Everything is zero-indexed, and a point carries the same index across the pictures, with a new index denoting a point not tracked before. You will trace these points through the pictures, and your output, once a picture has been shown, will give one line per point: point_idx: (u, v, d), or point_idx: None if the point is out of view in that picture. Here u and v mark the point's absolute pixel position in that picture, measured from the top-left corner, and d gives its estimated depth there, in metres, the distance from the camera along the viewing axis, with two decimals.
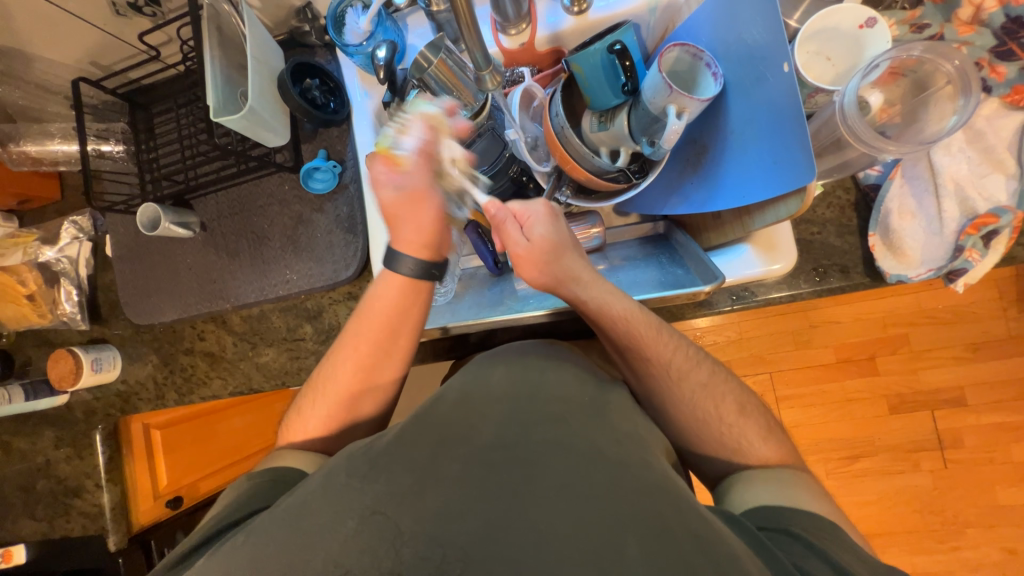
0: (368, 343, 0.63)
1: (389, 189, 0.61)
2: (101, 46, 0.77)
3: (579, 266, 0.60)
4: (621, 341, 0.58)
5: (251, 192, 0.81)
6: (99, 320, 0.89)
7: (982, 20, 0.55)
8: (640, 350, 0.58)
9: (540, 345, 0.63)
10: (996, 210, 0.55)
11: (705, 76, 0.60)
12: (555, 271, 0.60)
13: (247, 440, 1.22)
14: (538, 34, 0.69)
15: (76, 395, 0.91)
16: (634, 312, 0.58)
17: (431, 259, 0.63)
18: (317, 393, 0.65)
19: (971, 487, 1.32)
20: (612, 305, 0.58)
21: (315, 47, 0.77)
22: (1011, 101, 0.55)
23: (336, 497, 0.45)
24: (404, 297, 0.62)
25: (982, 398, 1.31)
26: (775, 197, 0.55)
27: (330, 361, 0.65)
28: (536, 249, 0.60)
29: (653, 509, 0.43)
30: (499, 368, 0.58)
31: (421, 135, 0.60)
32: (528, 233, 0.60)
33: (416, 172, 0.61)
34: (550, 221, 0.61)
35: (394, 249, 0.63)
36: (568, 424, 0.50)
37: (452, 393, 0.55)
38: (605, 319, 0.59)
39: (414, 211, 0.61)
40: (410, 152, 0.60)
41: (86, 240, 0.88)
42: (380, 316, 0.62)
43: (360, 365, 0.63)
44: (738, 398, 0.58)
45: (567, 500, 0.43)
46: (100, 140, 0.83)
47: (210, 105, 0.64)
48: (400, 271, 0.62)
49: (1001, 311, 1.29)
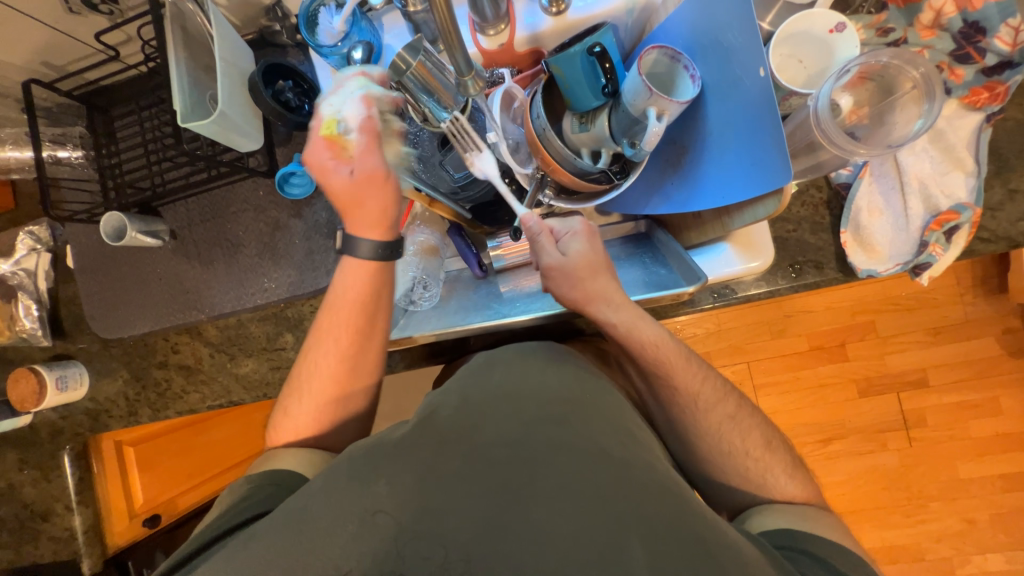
0: (347, 332, 0.61)
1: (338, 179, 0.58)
2: (55, 46, 0.73)
3: (610, 286, 0.60)
4: (645, 361, 0.59)
5: (223, 199, 0.78)
6: (63, 335, 0.84)
7: (942, 25, 0.57)
8: (661, 372, 0.59)
9: (552, 347, 0.62)
10: (957, 207, 0.57)
11: (683, 78, 0.61)
12: (584, 288, 0.59)
13: (225, 452, 1.15)
14: (517, 35, 0.68)
15: (40, 415, 0.86)
16: (663, 339, 0.59)
17: (386, 238, 0.60)
18: (301, 390, 0.63)
19: (934, 463, 1.40)
20: (641, 329, 0.59)
21: (287, 47, 0.75)
22: (969, 102, 0.58)
23: (330, 509, 0.45)
24: (372, 280, 0.61)
25: (943, 379, 1.39)
26: (753, 198, 0.56)
27: (307, 353, 0.63)
28: (569, 266, 0.59)
29: (651, 504, 0.44)
30: (500, 371, 0.56)
31: (364, 111, 0.57)
32: (563, 248, 0.60)
33: (363, 151, 0.57)
34: (586, 240, 0.61)
35: (349, 234, 0.60)
36: (572, 424, 0.49)
37: (451, 401, 0.53)
38: (634, 344, 0.59)
39: (366, 196, 0.58)
40: (356, 133, 0.57)
41: (45, 251, 0.84)
42: (353, 302, 0.61)
43: (342, 357, 0.62)
44: (725, 389, 0.59)
45: (564, 497, 0.44)
46: (56, 146, 0.78)
47: (177, 110, 0.62)
48: (360, 255, 0.60)
49: (959, 296, 1.36)
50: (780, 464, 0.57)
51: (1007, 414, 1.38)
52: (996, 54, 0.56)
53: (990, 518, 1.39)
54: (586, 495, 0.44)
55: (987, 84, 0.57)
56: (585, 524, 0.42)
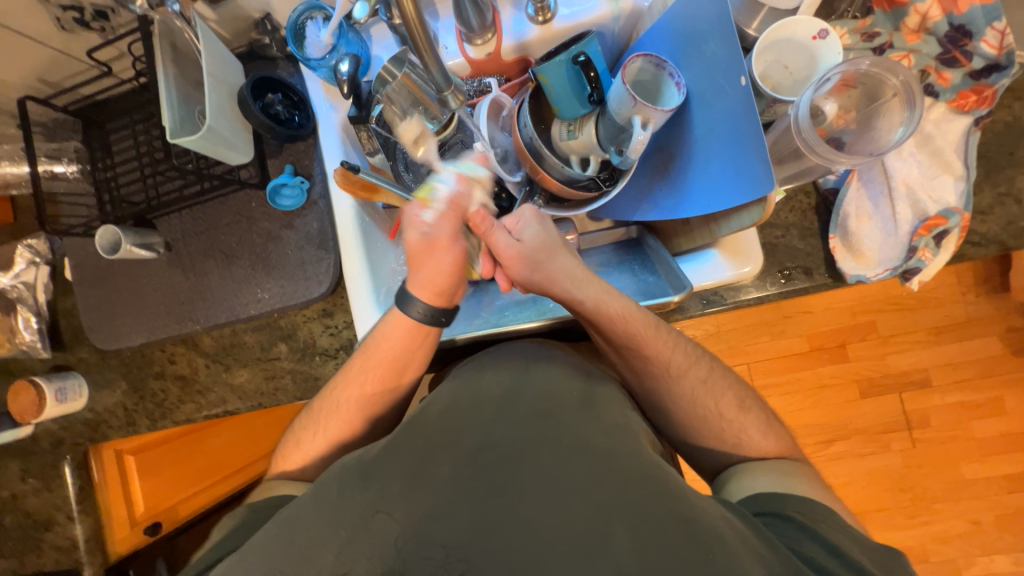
0: (373, 380, 0.62)
1: (416, 232, 0.59)
2: (50, 62, 0.74)
3: (571, 265, 0.58)
4: (616, 337, 0.57)
5: (216, 211, 0.78)
6: (62, 346, 0.85)
7: (928, 28, 0.57)
8: (636, 346, 0.57)
9: (530, 345, 0.61)
10: (945, 212, 0.57)
11: (669, 85, 0.61)
12: (546, 271, 0.58)
13: (224, 458, 1.20)
14: (504, 44, 0.69)
15: (41, 426, 0.87)
16: (631, 311, 0.56)
17: (442, 306, 0.60)
18: (317, 425, 0.63)
19: (937, 464, 1.38)
20: (609, 303, 0.56)
21: (277, 60, 0.75)
22: (957, 105, 0.57)
23: (318, 517, 0.45)
24: (413, 339, 0.61)
25: (945, 378, 1.37)
26: (739, 205, 0.56)
27: (329, 394, 0.63)
28: (525, 252, 0.58)
29: (640, 495, 0.43)
30: (486, 369, 0.56)
31: (457, 188, 0.60)
32: (518, 235, 0.59)
33: (444, 219, 0.58)
34: (539, 222, 0.60)
35: (407, 291, 0.60)
36: (557, 418, 0.50)
37: (441, 401, 0.53)
38: (602, 319, 0.57)
39: (435, 256, 0.59)
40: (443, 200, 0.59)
41: (44, 264, 0.85)
42: (387, 355, 0.61)
43: (361, 401, 0.62)
44: (717, 384, 0.58)
45: (549, 494, 0.44)
46: (51, 161, 0.80)
47: (167, 126, 0.63)
48: (410, 314, 0.59)
49: (961, 295, 1.35)
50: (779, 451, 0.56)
51: (1011, 414, 1.37)
52: (982, 57, 0.56)
53: (995, 519, 1.38)
54: (571, 489, 0.44)
55: (974, 87, 0.57)
56: (572, 516, 0.42)
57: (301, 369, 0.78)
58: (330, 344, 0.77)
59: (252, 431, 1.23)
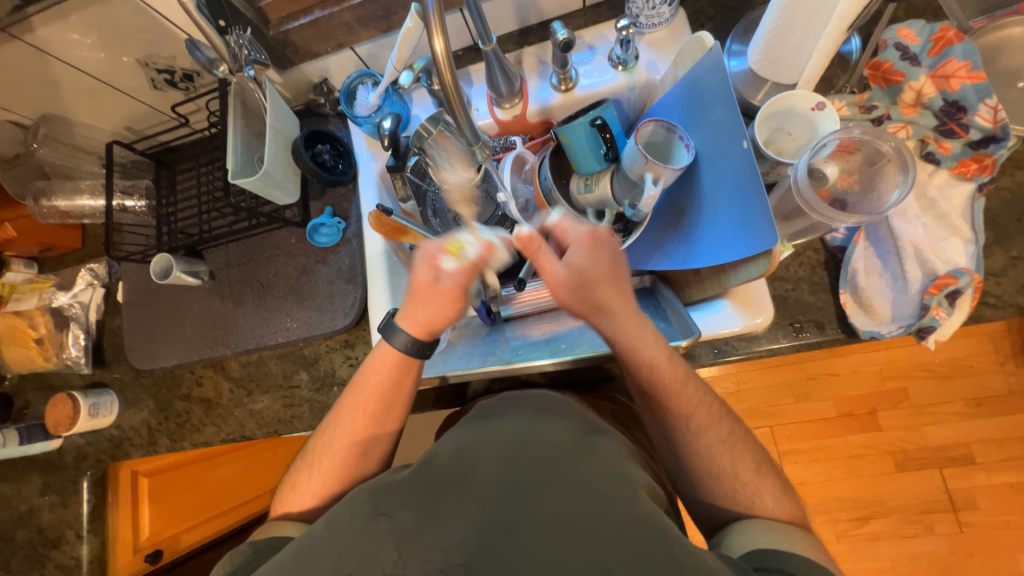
0: (361, 415, 0.64)
1: (428, 272, 0.61)
2: (138, 114, 0.86)
3: (614, 299, 0.59)
4: (641, 377, 0.58)
5: (259, 245, 0.86)
6: (102, 364, 0.91)
7: (923, 103, 0.61)
8: (659, 390, 0.57)
9: (542, 399, 0.60)
10: (954, 272, 0.58)
11: (679, 147, 0.66)
12: (591, 302, 0.58)
13: (234, 487, 1.22)
14: (530, 108, 0.77)
15: (69, 440, 0.90)
16: (661, 357, 0.57)
17: (426, 341, 0.64)
18: (313, 467, 0.64)
19: (990, 554, 1.25)
20: (642, 344, 0.57)
21: (328, 116, 0.86)
22: (959, 172, 0.60)
23: (330, 549, 0.47)
24: (399, 371, 0.64)
25: (990, 456, 1.28)
26: (746, 257, 0.58)
27: (324, 431, 0.65)
28: (572, 285, 0.58)
29: (643, 544, 0.43)
30: (492, 420, 0.56)
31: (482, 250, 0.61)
32: (566, 260, 0.59)
33: (460, 275, 0.60)
34: (588, 251, 0.59)
35: (395, 322, 0.63)
36: (563, 464, 0.50)
37: (448, 449, 0.53)
38: (632, 357, 0.58)
39: (438, 305, 0.61)
40: (467, 259, 0.60)
41: (100, 286, 0.93)
42: (376, 388, 0.64)
43: (355, 438, 0.63)
44: (731, 439, 0.58)
45: (554, 535, 0.45)
46: (125, 196, 0.89)
47: (230, 168, 0.71)
48: (394, 344, 0.63)
49: (999, 365, 1.28)
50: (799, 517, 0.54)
51: None
52: (980, 130, 0.59)
53: None
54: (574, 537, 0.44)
55: (974, 156, 0.59)
56: (576, 562, 0.43)
57: (318, 399, 0.81)
58: (348, 374, 0.80)
59: (260, 464, 1.26)
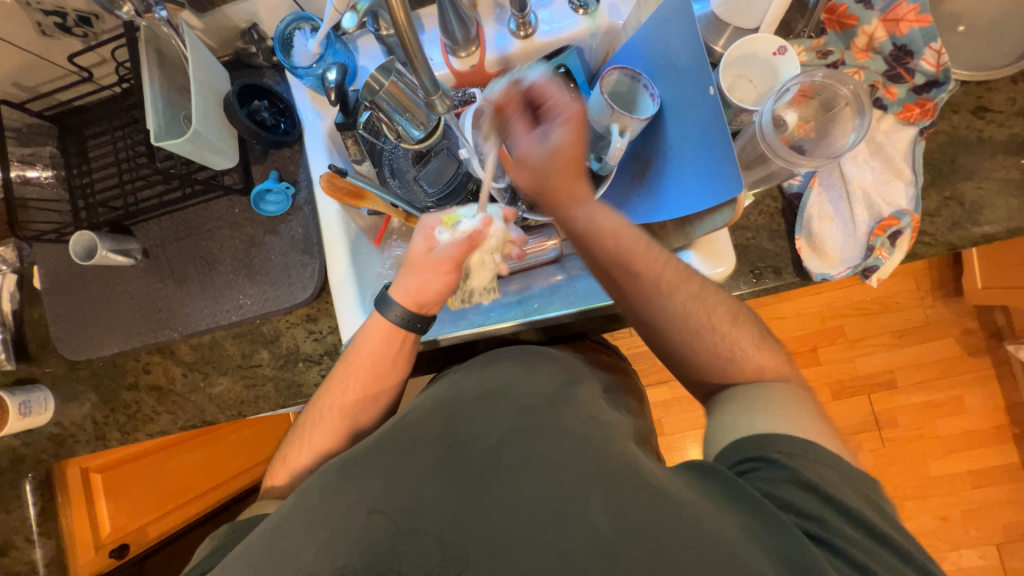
0: (355, 387, 0.62)
1: (424, 242, 0.61)
2: (27, 66, 0.73)
3: (578, 181, 0.59)
4: (605, 250, 0.58)
5: (198, 217, 0.77)
6: (27, 358, 0.81)
7: (875, 48, 0.63)
8: (624, 260, 0.58)
9: (520, 350, 0.62)
10: (897, 214, 0.61)
11: (644, 96, 0.66)
12: (554, 181, 0.58)
13: (200, 476, 1.15)
14: (487, 57, 0.71)
15: (1, 443, 0.82)
16: (620, 227, 0.58)
17: (419, 312, 0.61)
18: (302, 441, 0.62)
19: (907, 463, 1.44)
20: (601, 217, 0.58)
21: (263, 68, 0.76)
22: (904, 117, 0.63)
23: (314, 518, 0.45)
24: (388, 343, 0.61)
25: (909, 379, 1.44)
26: (711, 207, 0.59)
27: (314, 405, 0.63)
28: (547, 152, 0.57)
29: (625, 477, 0.45)
30: (470, 373, 0.58)
31: (477, 226, 0.60)
32: (543, 136, 0.58)
33: (454, 246, 0.60)
34: (571, 128, 0.57)
35: (387, 295, 0.61)
36: (544, 412, 0.52)
37: (425, 403, 0.55)
38: (592, 233, 0.58)
39: (430, 275, 0.60)
40: (463, 232, 0.60)
41: (11, 272, 0.82)
42: (366, 361, 0.62)
43: (346, 411, 0.62)
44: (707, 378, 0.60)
45: (540, 480, 0.46)
46: (24, 166, 0.77)
47: (152, 129, 0.64)
48: (387, 315, 0.61)
49: (920, 299, 1.42)
50: None
51: (971, 412, 1.43)
52: (924, 74, 0.62)
53: (962, 515, 1.43)
54: (562, 482, 0.46)
55: (917, 101, 0.62)
56: (567, 507, 0.44)
57: (282, 377, 0.77)
58: (314, 350, 0.76)
59: (228, 448, 1.19)
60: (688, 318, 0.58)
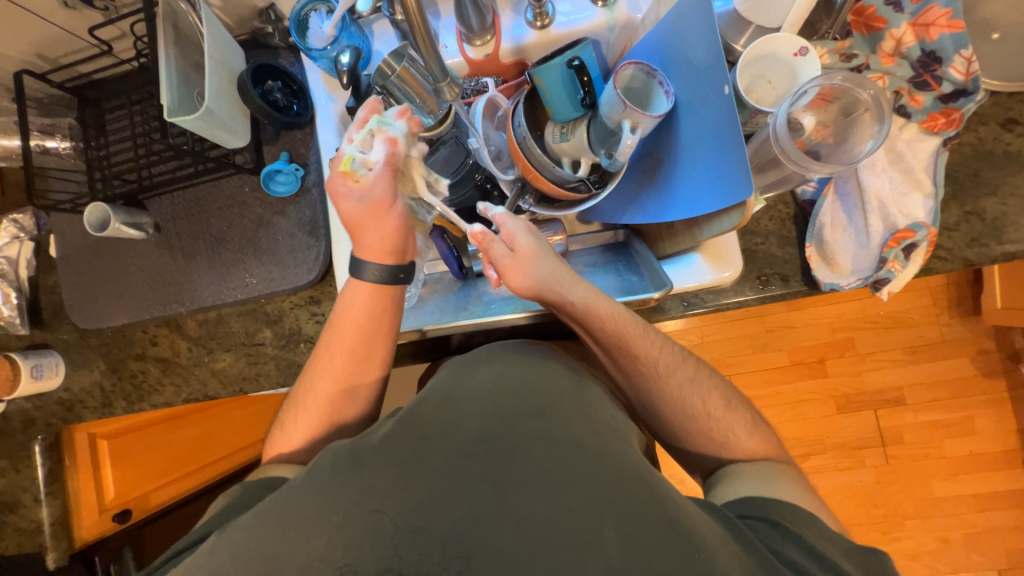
0: (342, 354, 0.63)
1: (354, 201, 0.58)
2: (50, 37, 0.74)
3: (565, 271, 0.58)
4: (609, 336, 0.57)
5: (208, 194, 0.78)
6: (41, 324, 0.84)
7: (902, 53, 0.61)
8: (625, 344, 0.58)
9: (524, 346, 0.62)
10: (913, 226, 0.59)
11: (658, 93, 0.64)
12: (542, 281, 0.57)
13: (202, 448, 1.18)
14: (502, 46, 0.70)
15: (13, 405, 0.85)
16: (620, 310, 0.57)
17: (398, 262, 0.62)
18: (298, 409, 0.64)
19: (910, 481, 1.41)
20: (600, 304, 0.57)
21: (279, 49, 0.76)
22: (928, 126, 0.62)
23: (311, 499, 0.46)
24: (371, 306, 0.62)
25: (918, 397, 1.41)
26: (719, 210, 0.58)
27: (307, 375, 0.65)
28: (523, 259, 0.58)
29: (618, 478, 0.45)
30: (480, 367, 0.57)
31: (385, 148, 0.57)
32: (512, 244, 0.59)
33: (380, 181, 0.58)
34: (529, 233, 0.60)
35: (357, 258, 0.62)
36: (548, 413, 0.52)
37: (435, 395, 0.55)
38: (593, 320, 0.57)
39: (376, 220, 0.59)
40: (375, 164, 0.57)
41: (28, 240, 0.84)
42: (352, 326, 0.62)
43: (338, 379, 0.63)
44: (706, 382, 0.60)
45: (533, 475, 0.46)
46: (44, 136, 0.79)
47: (165, 105, 0.64)
48: (365, 278, 0.61)
49: (935, 316, 1.38)
50: (752, 453, 0.58)
51: (981, 434, 1.40)
52: (951, 83, 0.59)
53: (963, 537, 1.40)
54: (555, 478, 0.46)
55: (943, 109, 0.61)
56: (557, 504, 0.44)
57: (284, 356, 0.78)
58: (315, 331, 0.77)
59: (231, 424, 1.22)
60: None
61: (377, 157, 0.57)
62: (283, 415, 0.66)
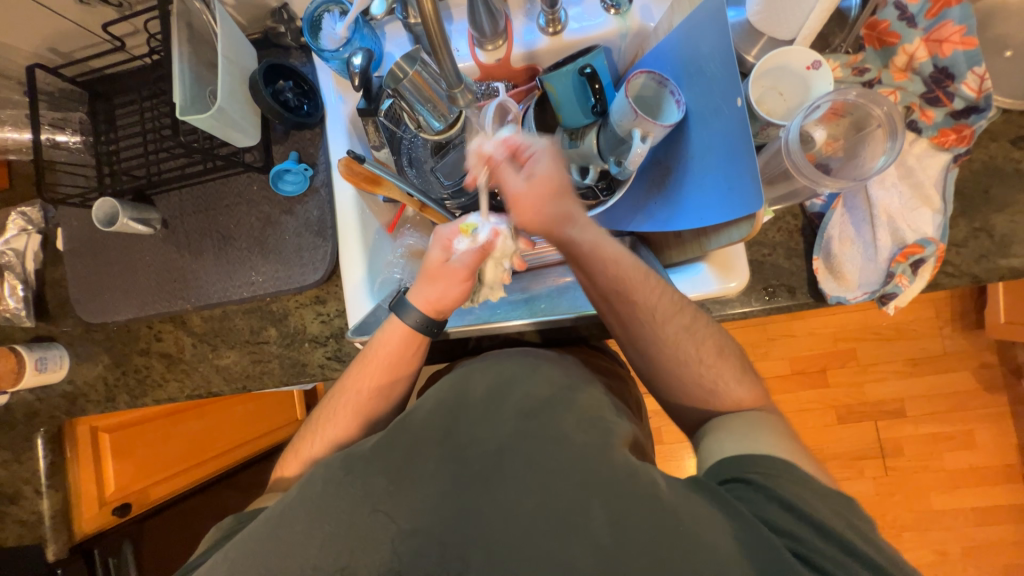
0: (369, 385, 0.62)
1: (441, 252, 0.59)
2: (63, 32, 0.74)
3: (576, 210, 0.57)
4: (608, 279, 0.57)
5: (217, 191, 0.78)
6: (47, 316, 0.84)
7: (914, 68, 0.61)
8: (626, 290, 0.57)
9: (520, 354, 0.60)
10: (922, 241, 0.59)
11: (669, 102, 0.64)
12: (550, 213, 0.56)
13: (200, 444, 1.18)
14: (514, 51, 0.71)
15: (15, 396, 0.86)
16: (623, 254, 0.57)
17: (437, 319, 0.61)
18: (315, 435, 0.63)
19: (909, 494, 1.41)
20: (604, 245, 0.57)
21: (291, 49, 0.76)
22: (938, 142, 0.61)
23: (316, 503, 0.46)
24: (405, 347, 0.62)
25: (919, 409, 1.40)
26: (728, 221, 0.58)
27: (328, 402, 0.64)
28: (536, 187, 0.56)
29: (624, 489, 0.45)
30: (476, 373, 0.57)
31: (491, 238, 0.58)
32: (529, 170, 0.57)
33: (468, 257, 0.57)
34: (552, 161, 0.57)
35: (406, 298, 0.61)
36: (545, 420, 0.51)
37: (426, 404, 0.53)
38: (595, 261, 0.57)
39: (447, 282, 0.59)
40: (477, 243, 0.57)
41: (35, 232, 0.84)
42: (382, 362, 0.62)
43: (360, 409, 0.62)
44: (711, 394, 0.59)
45: (538, 483, 0.46)
46: (55, 130, 0.79)
47: (178, 102, 0.65)
48: (405, 320, 0.60)
49: (939, 329, 1.38)
50: None
51: (981, 448, 1.40)
52: (964, 99, 0.60)
53: (961, 550, 1.40)
54: (560, 489, 0.46)
55: (954, 126, 0.60)
56: (559, 515, 0.44)
57: (288, 355, 0.78)
58: (320, 331, 0.77)
59: (233, 418, 1.24)
60: (688, 332, 0.58)
61: (478, 147, 0.57)
62: (300, 435, 0.65)
